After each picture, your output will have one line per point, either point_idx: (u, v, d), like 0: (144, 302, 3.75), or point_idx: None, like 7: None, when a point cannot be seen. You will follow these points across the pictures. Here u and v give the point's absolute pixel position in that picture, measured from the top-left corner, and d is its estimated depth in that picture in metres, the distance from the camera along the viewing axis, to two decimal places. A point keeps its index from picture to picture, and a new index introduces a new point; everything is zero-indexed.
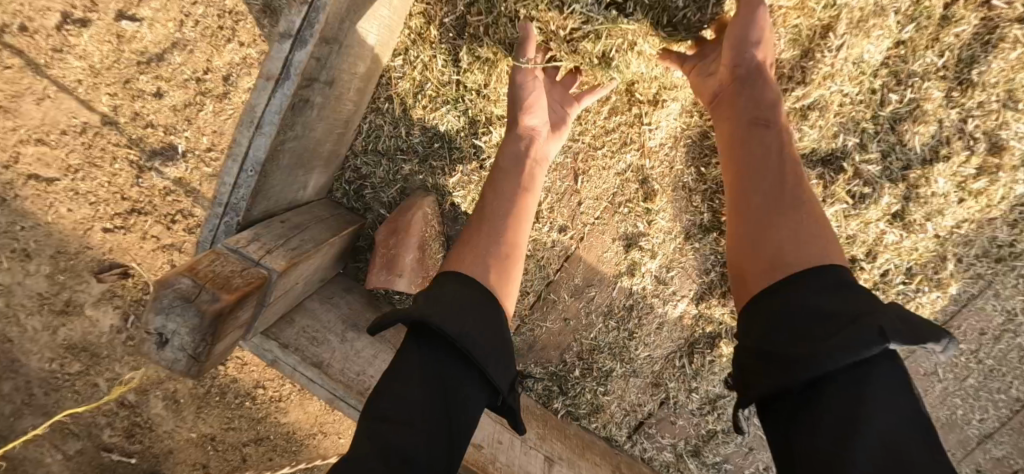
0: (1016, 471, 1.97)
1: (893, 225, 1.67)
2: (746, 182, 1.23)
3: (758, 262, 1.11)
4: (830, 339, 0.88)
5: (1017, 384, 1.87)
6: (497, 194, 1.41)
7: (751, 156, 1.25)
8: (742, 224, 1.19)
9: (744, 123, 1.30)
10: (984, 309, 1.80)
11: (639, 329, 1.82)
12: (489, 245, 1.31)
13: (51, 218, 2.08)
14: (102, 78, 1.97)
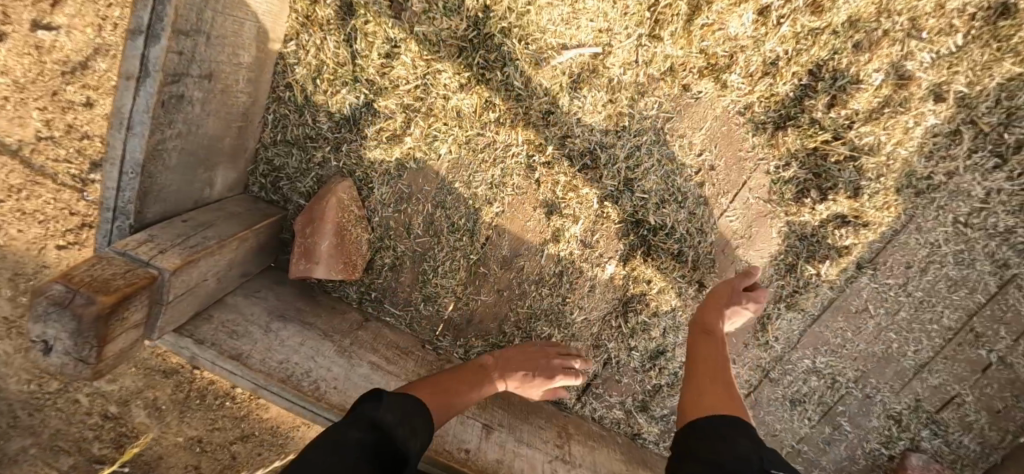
0: (953, 398, 2.03)
1: (802, 169, 1.67)
2: (708, 373, 1.49)
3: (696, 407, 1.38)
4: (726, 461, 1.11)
5: (948, 313, 1.92)
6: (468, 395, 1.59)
7: (709, 361, 1.53)
8: (696, 386, 1.46)
9: (704, 347, 1.57)
10: (909, 243, 1.80)
11: (572, 293, 1.84)
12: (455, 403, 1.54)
13: (3, 242, 1.90)
14: (28, 92, 1.80)
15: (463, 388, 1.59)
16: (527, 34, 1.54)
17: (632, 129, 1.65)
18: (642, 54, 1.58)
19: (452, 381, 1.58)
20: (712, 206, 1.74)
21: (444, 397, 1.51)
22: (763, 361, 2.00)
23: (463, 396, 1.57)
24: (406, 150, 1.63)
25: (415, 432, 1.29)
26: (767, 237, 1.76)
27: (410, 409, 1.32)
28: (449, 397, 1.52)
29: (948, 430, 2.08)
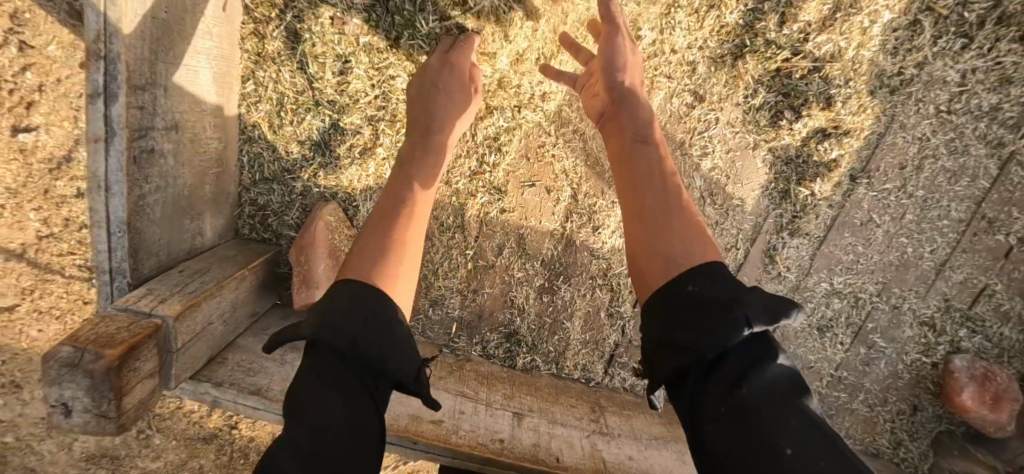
0: (981, 290, 2.01)
1: (773, 92, 1.64)
2: (663, 206, 1.19)
3: (644, 258, 1.13)
4: (710, 352, 0.95)
5: (955, 206, 1.90)
6: (396, 198, 1.29)
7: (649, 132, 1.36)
8: (632, 234, 1.20)
9: (626, 138, 1.34)
10: (897, 143, 1.78)
11: (574, 268, 1.82)
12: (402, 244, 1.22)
13: (27, 344, 2.01)
14: (22, 196, 1.86)
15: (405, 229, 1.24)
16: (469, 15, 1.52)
17: None
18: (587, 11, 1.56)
19: (390, 230, 1.20)
20: (692, 148, 1.72)
21: (369, 259, 1.12)
22: (781, 295, 1.93)
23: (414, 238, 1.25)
24: (380, 161, 1.65)
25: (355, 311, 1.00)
26: (754, 168, 1.75)
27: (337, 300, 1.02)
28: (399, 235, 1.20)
29: (985, 324, 2.05)
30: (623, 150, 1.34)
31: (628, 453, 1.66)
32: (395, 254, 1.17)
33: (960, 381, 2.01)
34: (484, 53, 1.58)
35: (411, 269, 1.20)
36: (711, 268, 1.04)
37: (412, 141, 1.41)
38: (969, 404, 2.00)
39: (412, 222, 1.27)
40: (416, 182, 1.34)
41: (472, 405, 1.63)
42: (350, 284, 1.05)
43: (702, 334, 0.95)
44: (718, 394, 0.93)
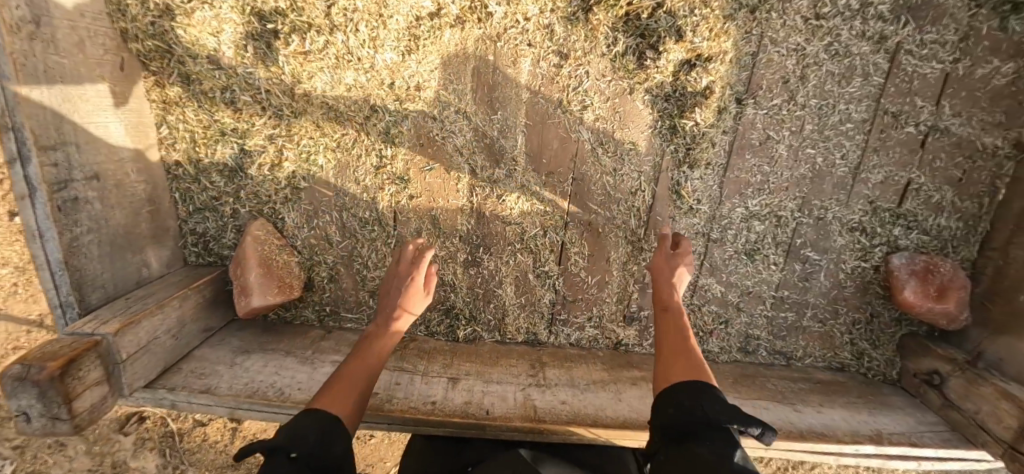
0: (905, 185, 2.01)
1: (630, 36, 1.73)
2: (674, 348, 1.61)
3: (671, 364, 1.55)
4: (686, 426, 1.32)
5: (854, 108, 1.92)
6: (368, 350, 1.65)
7: (670, 324, 1.70)
8: (662, 353, 1.61)
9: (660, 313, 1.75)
10: (772, 58, 1.82)
11: (490, 237, 1.95)
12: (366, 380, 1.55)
13: None
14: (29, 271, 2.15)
15: (366, 366, 1.59)
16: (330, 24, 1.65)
17: (467, 72, 1.76)
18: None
19: (360, 370, 1.57)
20: (572, 104, 1.81)
21: (343, 396, 1.47)
22: (699, 227, 2.00)
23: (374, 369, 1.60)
24: (290, 173, 1.83)
25: (316, 431, 1.33)
26: (637, 111, 1.83)
27: (309, 420, 1.35)
28: (366, 378, 1.55)
29: (919, 218, 2.05)
30: (665, 312, 1.73)
31: (561, 399, 1.79)
32: (362, 390, 1.52)
33: (900, 279, 2.02)
34: (354, 56, 1.69)
35: (364, 401, 1.51)
36: (695, 384, 1.43)
37: (389, 293, 1.80)
38: (914, 299, 2.00)
39: (372, 362, 1.62)
40: (378, 349, 1.67)
41: (409, 377, 1.78)
42: (318, 413, 1.38)
43: (692, 425, 1.32)
44: (684, 448, 1.27)
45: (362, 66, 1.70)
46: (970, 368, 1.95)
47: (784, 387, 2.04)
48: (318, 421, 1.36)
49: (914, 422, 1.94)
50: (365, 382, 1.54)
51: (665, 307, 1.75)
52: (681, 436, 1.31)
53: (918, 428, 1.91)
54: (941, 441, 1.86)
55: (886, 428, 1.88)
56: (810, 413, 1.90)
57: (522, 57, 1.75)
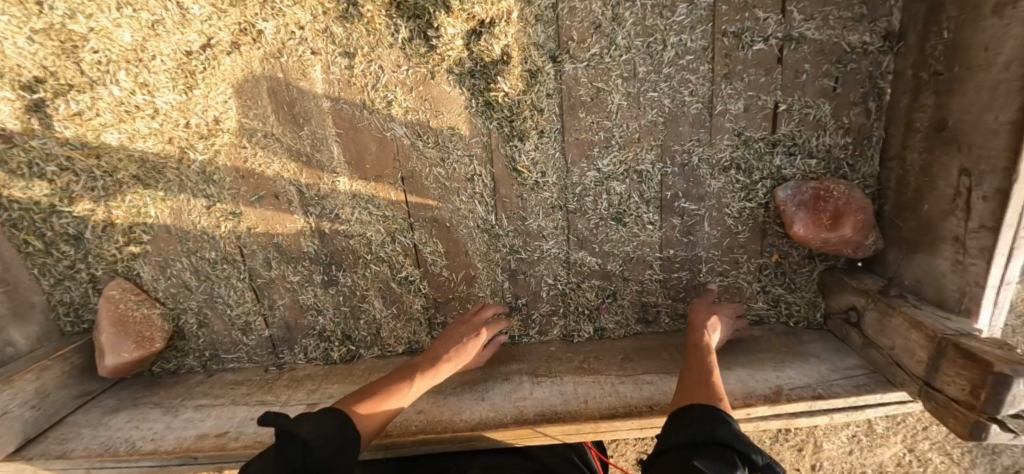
0: (773, 108, 1.80)
1: (404, 20, 1.62)
2: (695, 378, 1.56)
3: (687, 387, 1.52)
4: (692, 439, 1.27)
5: (689, 38, 1.73)
6: (405, 375, 1.66)
7: (702, 364, 1.62)
8: (688, 377, 1.57)
9: (694, 348, 1.71)
10: (576, 5, 1.66)
11: (337, 253, 1.90)
12: (391, 401, 1.55)
13: None
14: None
15: (400, 390, 1.59)
16: (111, 79, 1.65)
17: (262, 94, 1.72)
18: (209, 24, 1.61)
19: (391, 388, 1.58)
20: (376, 102, 1.74)
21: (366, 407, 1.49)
22: (553, 201, 1.86)
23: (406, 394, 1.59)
24: (126, 229, 1.84)
25: (319, 433, 1.31)
26: (445, 95, 1.73)
27: (315, 423, 1.33)
28: (390, 398, 1.55)
29: (799, 141, 1.83)
30: (700, 349, 1.70)
31: (419, 408, 1.71)
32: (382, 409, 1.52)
33: (789, 212, 1.81)
34: (146, 101, 1.68)
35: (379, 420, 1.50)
36: (710, 408, 1.37)
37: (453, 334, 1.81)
38: (805, 232, 1.79)
39: (406, 387, 1.60)
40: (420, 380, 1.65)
41: (267, 410, 1.75)
42: (330, 418, 1.37)
43: (704, 439, 1.26)
44: (683, 458, 1.23)
45: (163, 109, 1.68)
46: (883, 297, 1.72)
47: (680, 355, 1.86)
48: (324, 426, 1.34)
49: (828, 369, 1.72)
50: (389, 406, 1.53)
51: (695, 345, 1.71)
52: (684, 446, 1.27)
53: (830, 376, 1.69)
54: (855, 387, 1.64)
55: (789, 382, 1.68)
56: None
57: (309, 68, 1.70)
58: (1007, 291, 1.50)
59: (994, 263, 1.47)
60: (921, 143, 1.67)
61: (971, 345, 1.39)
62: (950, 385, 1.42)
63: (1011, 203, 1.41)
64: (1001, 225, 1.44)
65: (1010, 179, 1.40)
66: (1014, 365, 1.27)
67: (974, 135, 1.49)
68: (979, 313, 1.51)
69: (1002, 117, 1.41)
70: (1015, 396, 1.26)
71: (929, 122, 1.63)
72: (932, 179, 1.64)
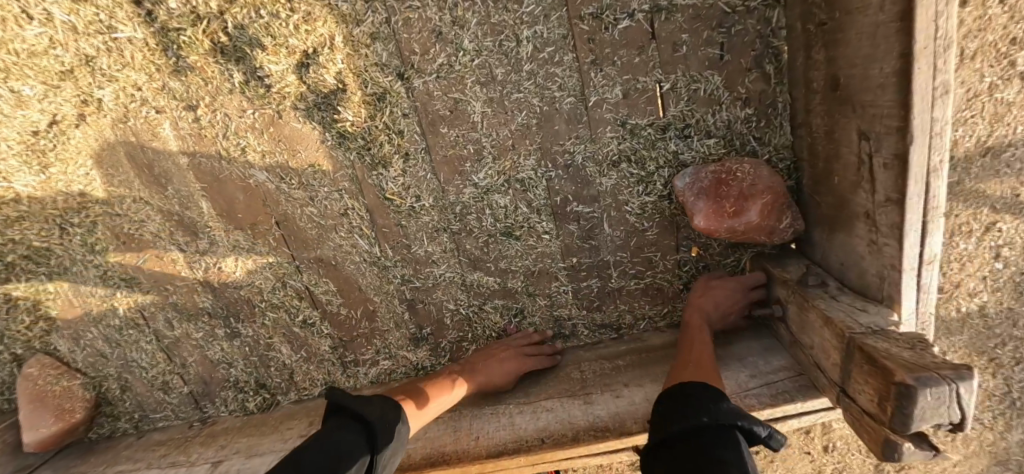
0: (655, 90, 1.61)
1: (231, 65, 1.54)
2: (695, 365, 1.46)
3: (682, 367, 1.42)
4: (693, 423, 1.13)
5: (543, 28, 1.54)
6: (444, 383, 1.67)
7: (693, 346, 1.54)
8: (685, 357, 1.49)
9: (698, 326, 1.61)
10: (410, 17, 1.51)
11: (233, 305, 1.87)
12: (430, 406, 1.58)
13: None
14: None
15: (438, 397, 1.61)
16: None
17: (121, 160, 1.69)
18: (49, 101, 1.59)
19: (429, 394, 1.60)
20: (232, 152, 1.68)
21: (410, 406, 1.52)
22: (436, 224, 1.75)
23: (440, 401, 1.61)
24: (30, 308, 1.87)
25: (374, 408, 1.37)
26: (297, 133, 1.64)
27: (371, 403, 1.39)
28: (427, 403, 1.57)
29: (693, 121, 1.64)
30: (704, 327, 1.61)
31: None
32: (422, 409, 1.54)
33: (690, 203, 1.63)
34: (14, 185, 1.69)
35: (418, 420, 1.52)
36: (704, 386, 1.26)
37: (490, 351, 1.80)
38: (709, 222, 1.62)
39: (444, 396, 1.63)
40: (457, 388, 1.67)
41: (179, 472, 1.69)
42: (385, 405, 1.41)
43: (705, 419, 1.14)
44: (692, 448, 1.10)
45: (30, 190, 1.69)
46: (803, 287, 1.52)
47: (590, 373, 1.69)
48: (381, 407, 1.39)
49: (747, 376, 1.53)
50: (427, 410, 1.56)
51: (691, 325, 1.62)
52: (682, 433, 1.13)
53: (748, 384, 1.50)
54: (774, 397, 1.45)
55: None
56: (601, 402, 1.55)
57: (157, 128, 1.65)
58: (931, 272, 1.30)
59: (908, 240, 1.26)
60: (824, 106, 1.45)
61: (879, 348, 1.18)
62: (861, 394, 1.21)
63: (912, 169, 1.20)
64: (905, 196, 1.23)
65: (905, 141, 1.19)
66: (917, 373, 1.06)
67: (867, 93, 1.27)
68: (901, 299, 1.31)
69: (887, 69, 1.18)
70: (922, 410, 1.05)
71: (826, 81, 1.41)
72: (839, 147, 1.43)
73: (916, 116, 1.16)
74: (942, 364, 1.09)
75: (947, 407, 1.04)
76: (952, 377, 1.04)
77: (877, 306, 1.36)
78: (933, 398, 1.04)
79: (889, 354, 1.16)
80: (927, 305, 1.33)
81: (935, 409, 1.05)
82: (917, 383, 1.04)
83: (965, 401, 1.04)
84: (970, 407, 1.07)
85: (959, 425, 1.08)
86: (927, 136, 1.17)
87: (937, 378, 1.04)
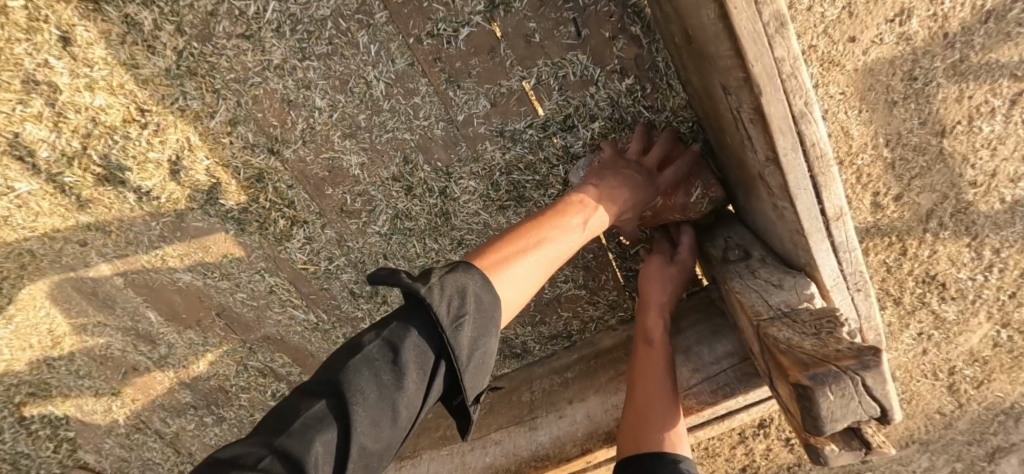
0: (521, 91, 1.49)
1: (121, 188, 1.61)
2: (646, 393, 1.28)
3: (634, 417, 1.25)
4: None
5: (387, 66, 1.46)
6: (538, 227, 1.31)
7: (648, 368, 1.32)
8: (642, 389, 1.29)
9: (648, 335, 1.40)
10: (257, 93, 1.49)
11: (211, 393, 1.99)
12: (527, 267, 1.22)
13: None
14: None
15: (530, 242, 1.27)
16: None
17: (68, 295, 1.83)
18: None
19: (524, 245, 1.25)
20: (154, 264, 1.75)
21: (506, 260, 1.19)
22: (355, 279, 1.75)
23: (540, 248, 1.27)
24: (43, 442, 2.06)
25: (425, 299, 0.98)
26: (202, 232, 1.68)
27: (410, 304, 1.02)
28: (527, 253, 1.24)
29: (573, 111, 1.51)
30: (659, 318, 1.41)
31: None
32: (524, 272, 1.21)
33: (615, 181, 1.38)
34: None
35: (514, 275, 1.18)
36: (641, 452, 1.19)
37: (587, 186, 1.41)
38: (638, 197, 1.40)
39: (534, 240, 1.28)
40: (551, 231, 1.31)
41: None
42: (466, 272, 1.06)
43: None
44: None
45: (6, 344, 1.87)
46: (724, 266, 1.30)
47: (539, 393, 1.61)
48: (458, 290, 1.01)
49: (689, 370, 1.36)
50: (525, 261, 1.22)
51: (648, 325, 1.40)
52: None
53: (688, 382, 1.34)
54: (715, 393, 1.29)
55: None
56: (545, 425, 1.45)
57: (83, 261, 1.75)
58: (844, 228, 1.06)
59: (800, 202, 1.02)
60: (693, 60, 1.22)
61: (781, 339, 0.99)
62: (783, 392, 1.01)
63: (773, 122, 0.93)
64: (778, 152, 0.97)
65: (754, 92, 0.92)
66: (813, 368, 0.86)
67: (709, 43, 1.02)
68: (818, 265, 1.09)
69: (709, 14, 0.92)
70: (829, 412, 0.84)
71: (682, 34, 1.20)
72: (717, 102, 1.15)
73: (756, 60, 0.88)
74: (846, 351, 0.89)
75: (857, 403, 0.84)
76: (855, 366, 0.84)
77: (796, 275, 1.14)
78: (835, 395, 0.84)
79: (791, 345, 0.97)
80: (855, 261, 1.10)
81: (846, 408, 0.84)
82: (812, 381, 0.84)
83: (878, 391, 0.83)
84: (893, 396, 0.85)
85: (889, 417, 0.87)
86: (777, 81, 0.90)
87: (834, 371, 0.84)
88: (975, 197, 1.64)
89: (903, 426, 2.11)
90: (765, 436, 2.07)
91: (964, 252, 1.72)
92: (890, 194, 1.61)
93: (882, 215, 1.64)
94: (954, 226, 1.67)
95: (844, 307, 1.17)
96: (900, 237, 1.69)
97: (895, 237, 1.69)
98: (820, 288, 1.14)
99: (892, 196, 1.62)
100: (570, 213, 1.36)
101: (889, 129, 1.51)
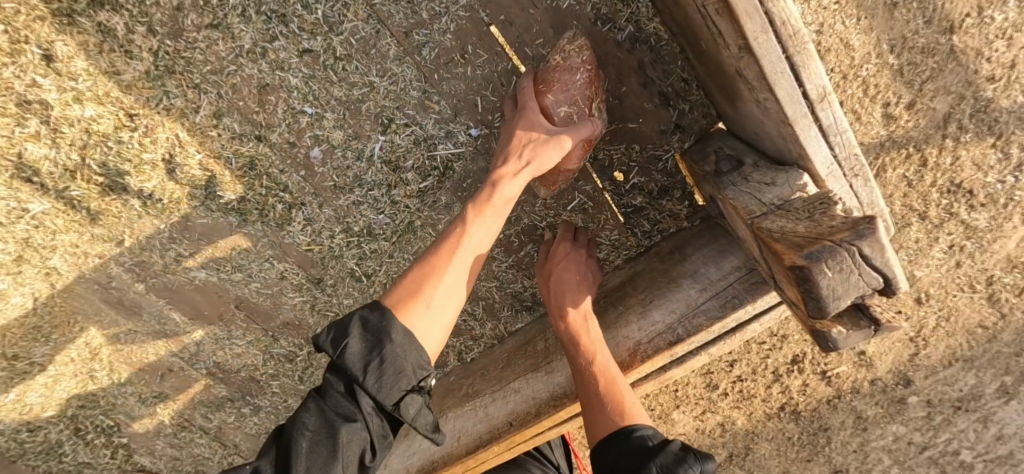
0: (489, 38, 1.45)
1: (127, 195, 1.67)
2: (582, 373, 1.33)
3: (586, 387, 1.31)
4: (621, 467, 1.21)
5: (353, 36, 1.46)
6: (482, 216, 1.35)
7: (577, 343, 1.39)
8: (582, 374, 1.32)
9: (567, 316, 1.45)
10: (236, 83, 1.51)
11: (243, 384, 2.07)
12: (469, 254, 1.32)
13: None
14: None
15: (472, 254, 1.33)
16: None
17: (98, 307, 1.91)
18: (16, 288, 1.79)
19: (466, 253, 1.32)
20: (167, 266, 1.81)
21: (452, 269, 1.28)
22: (357, 251, 1.78)
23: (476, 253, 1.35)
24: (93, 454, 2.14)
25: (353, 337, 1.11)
26: (207, 229, 1.73)
27: (376, 323, 1.12)
28: (464, 261, 1.31)
29: (544, 49, 1.45)
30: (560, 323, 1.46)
31: None
32: (463, 267, 1.30)
33: (582, 59, 1.38)
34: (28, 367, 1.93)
35: (455, 284, 1.27)
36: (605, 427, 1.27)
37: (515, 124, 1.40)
38: (539, 149, 1.34)
39: (472, 257, 1.34)
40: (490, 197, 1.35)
41: None
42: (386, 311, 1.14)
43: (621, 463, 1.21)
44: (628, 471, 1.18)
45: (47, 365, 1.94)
46: (717, 178, 1.24)
47: (552, 340, 1.61)
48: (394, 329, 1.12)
49: (695, 291, 1.33)
50: (470, 259, 1.32)
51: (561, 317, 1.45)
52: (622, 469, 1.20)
53: (695, 301, 1.32)
54: (722, 308, 1.29)
55: (650, 329, 1.35)
56: (561, 367, 1.48)
57: (103, 273, 1.83)
58: (831, 109, 1.02)
59: (779, 89, 0.96)
60: None
61: (774, 230, 0.95)
62: (786, 284, 0.98)
63: (738, 6, 0.87)
64: (747, 38, 0.91)
65: None
66: (808, 248, 0.83)
67: None
68: (809, 153, 1.05)
69: None
70: (829, 289, 0.82)
71: None
72: (685, 6, 1.10)
73: None
74: (840, 226, 0.86)
75: (858, 276, 0.81)
76: (850, 238, 0.81)
77: (788, 169, 1.10)
78: (834, 271, 0.81)
79: (786, 232, 0.93)
80: (847, 144, 1.07)
81: (846, 282, 0.82)
82: (808, 260, 0.82)
83: (877, 259, 0.80)
84: (893, 264, 0.82)
85: (893, 287, 0.85)
86: None
87: (829, 245, 0.81)
88: (996, 93, 1.55)
89: (944, 345, 1.93)
90: (800, 372, 1.99)
91: (990, 153, 1.63)
92: (902, 103, 1.54)
93: (896, 126, 1.57)
94: (976, 127, 1.59)
95: (845, 194, 1.16)
96: (918, 148, 1.60)
97: (913, 148, 1.60)
98: (816, 178, 1.10)
99: (904, 105, 1.54)
100: (530, 136, 1.36)
101: (892, 35, 1.43)
